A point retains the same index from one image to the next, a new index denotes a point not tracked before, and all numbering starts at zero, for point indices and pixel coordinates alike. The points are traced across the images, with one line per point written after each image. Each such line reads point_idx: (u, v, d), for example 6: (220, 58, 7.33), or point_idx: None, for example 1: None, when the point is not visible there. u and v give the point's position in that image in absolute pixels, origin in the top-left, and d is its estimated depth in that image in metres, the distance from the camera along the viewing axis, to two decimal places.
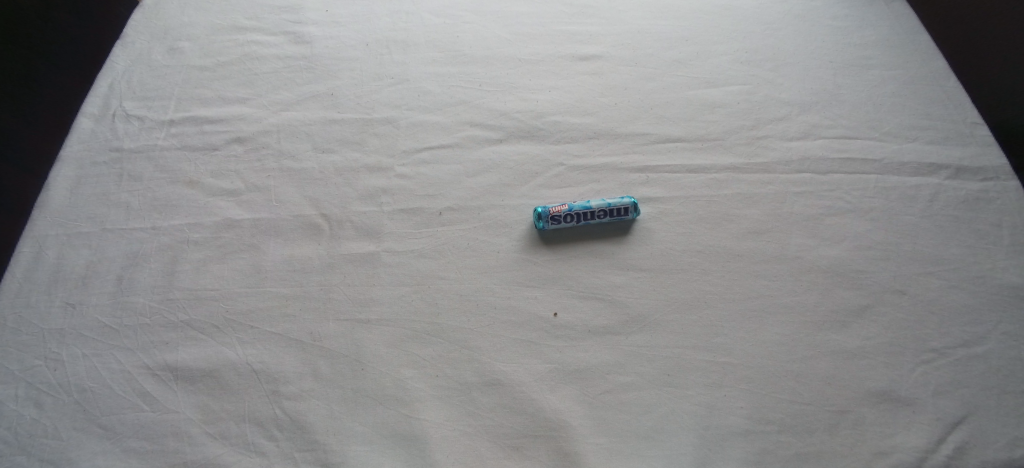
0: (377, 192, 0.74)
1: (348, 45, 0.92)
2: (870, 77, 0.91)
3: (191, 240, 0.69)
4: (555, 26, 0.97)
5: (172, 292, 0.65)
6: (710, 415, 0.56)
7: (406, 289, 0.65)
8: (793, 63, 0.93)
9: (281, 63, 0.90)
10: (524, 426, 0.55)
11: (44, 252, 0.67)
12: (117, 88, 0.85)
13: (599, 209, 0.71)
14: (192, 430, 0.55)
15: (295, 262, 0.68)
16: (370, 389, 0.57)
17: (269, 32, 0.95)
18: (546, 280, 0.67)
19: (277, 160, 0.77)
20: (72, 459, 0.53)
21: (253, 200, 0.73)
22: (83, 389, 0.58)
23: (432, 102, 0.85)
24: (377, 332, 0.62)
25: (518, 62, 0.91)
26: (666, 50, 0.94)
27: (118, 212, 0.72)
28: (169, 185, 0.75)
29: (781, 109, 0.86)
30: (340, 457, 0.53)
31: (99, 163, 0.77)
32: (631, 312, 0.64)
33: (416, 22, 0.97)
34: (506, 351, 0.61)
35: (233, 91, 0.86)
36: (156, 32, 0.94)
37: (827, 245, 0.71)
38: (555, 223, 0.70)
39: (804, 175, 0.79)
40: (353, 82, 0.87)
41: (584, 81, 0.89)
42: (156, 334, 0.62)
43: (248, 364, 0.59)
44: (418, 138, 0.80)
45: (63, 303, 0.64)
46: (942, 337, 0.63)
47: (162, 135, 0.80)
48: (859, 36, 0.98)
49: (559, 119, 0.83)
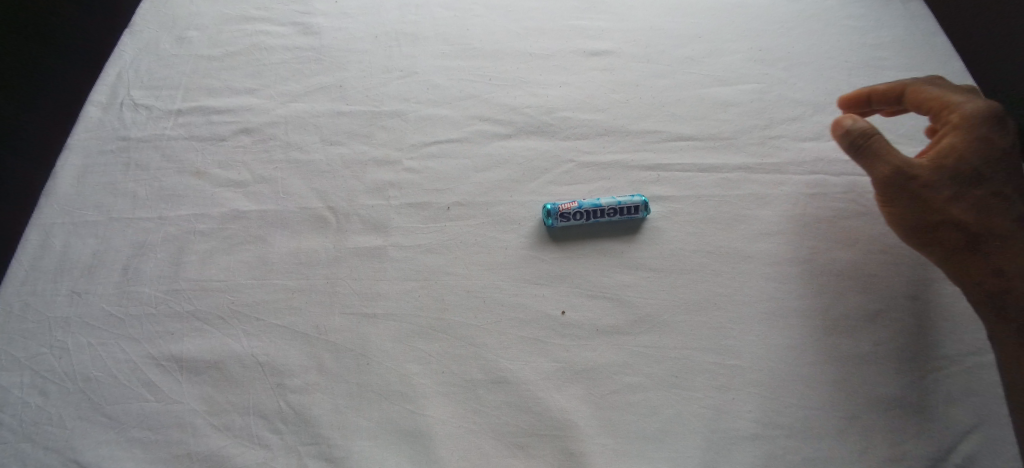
0: (385, 186, 0.73)
1: (357, 36, 0.90)
2: (885, 79, 0.90)
3: (197, 231, 0.69)
4: (566, 21, 0.95)
5: (178, 282, 0.65)
6: (716, 418, 0.57)
7: (412, 284, 0.65)
8: (808, 63, 0.91)
9: (289, 53, 0.87)
10: (530, 424, 0.56)
11: (50, 241, 0.67)
12: (125, 77, 0.83)
13: (609, 207, 0.70)
14: (197, 422, 0.56)
15: (301, 255, 0.67)
16: (376, 384, 0.58)
17: (277, 23, 0.91)
18: (554, 278, 0.66)
19: (284, 152, 0.77)
20: (78, 448, 0.54)
21: (260, 192, 0.73)
22: (87, 378, 0.58)
23: (440, 96, 0.83)
24: (382, 327, 0.61)
25: (527, 57, 0.89)
26: (679, 48, 0.92)
27: (124, 201, 0.71)
28: (176, 175, 0.74)
29: (794, 110, 0.85)
30: (343, 452, 0.54)
31: (106, 152, 0.76)
32: (640, 312, 0.63)
33: (425, 15, 0.93)
34: (513, 348, 0.60)
35: (241, 82, 0.84)
36: (165, 20, 0.90)
37: (839, 248, 0.70)
38: (563, 220, 0.69)
39: (817, 176, 0.77)
40: (361, 74, 0.85)
41: (595, 77, 0.87)
42: (161, 325, 0.62)
43: (253, 357, 0.60)
44: (426, 132, 0.80)
45: (69, 292, 0.64)
46: (956, 344, 0.62)
47: (170, 125, 0.79)
48: (878, 35, 0.96)
49: (568, 115, 0.82)
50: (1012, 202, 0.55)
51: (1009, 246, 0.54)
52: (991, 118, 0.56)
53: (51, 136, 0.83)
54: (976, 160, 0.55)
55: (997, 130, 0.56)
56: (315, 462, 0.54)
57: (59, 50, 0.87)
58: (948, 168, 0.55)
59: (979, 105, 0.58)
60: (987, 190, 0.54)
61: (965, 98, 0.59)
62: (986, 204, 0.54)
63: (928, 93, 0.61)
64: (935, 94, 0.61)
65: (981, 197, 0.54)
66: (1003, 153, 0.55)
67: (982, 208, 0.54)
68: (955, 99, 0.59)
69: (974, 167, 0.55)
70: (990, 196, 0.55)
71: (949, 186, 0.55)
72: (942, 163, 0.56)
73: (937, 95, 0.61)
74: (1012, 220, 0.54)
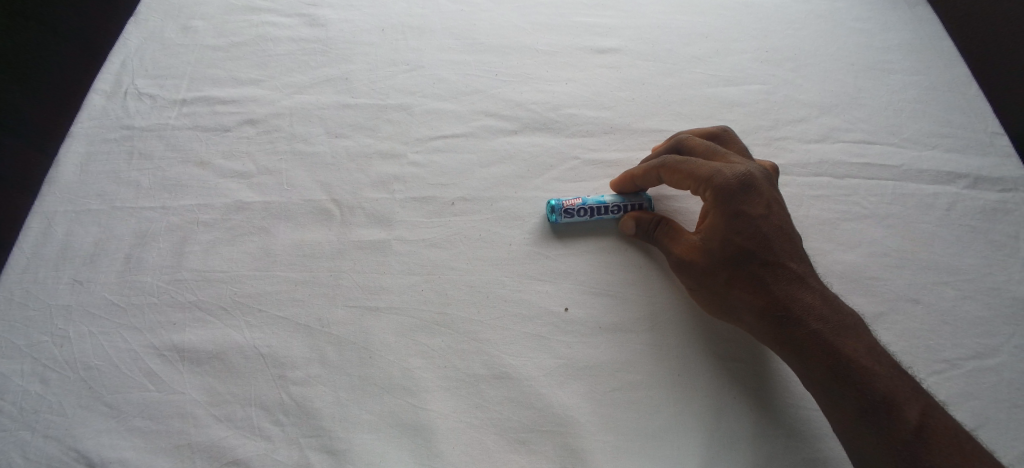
0: (389, 179, 0.73)
1: (363, 29, 0.89)
2: (892, 82, 0.89)
3: (200, 222, 0.68)
4: (574, 17, 0.94)
5: (180, 272, 0.65)
6: (717, 418, 0.57)
7: (414, 278, 0.65)
8: (815, 65, 0.91)
9: (295, 46, 0.87)
10: (531, 420, 0.56)
11: (52, 229, 0.67)
12: (129, 65, 0.82)
13: (614, 205, 0.70)
14: (197, 413, 0.56)
15: (305, 247, 0.67)
16: (378, 378, 0.58)
17: (283, 14, 0.91)
18: (558, 274, 0.66)
19: (289, 143, 0.76)
20: (78, 436, 0.54)
21: (264, 184, 0.72)
22: (88, 367, 0.58)
23: (446, 90, 0.83)
24: (385, 320, 0.61)
25: (534, 53, 0.89)
26: (686, 46, 0.92)
27: (128, 191, 0.71)
28: (180, 165, 0.73)
29: (800, 111, 0.85)
30: (345, 444, 0.54)
31: (110, 140, 0.75)
32: (643, 310, 0.64)
33: (432, 8, 0.93)
34: (516, 344, 0.60)
35: (246, 73, 0.83)
36: (170, 8, 0.89)
37: (843, 250, 0.70)
38: (567, 216, 0.69)
39: (822, 178, 0.77)
40: (366, 67, 0.85)
41: (602, 75, 0.87)
42: (162, 315, 0.62)
43: (255, 348, 0.59)
44: (432, 126, 0.79)
45: (71, 280, 0.63)
46: (954, 348, 0.63)
47: (174, 115, 0.78)
48: (885, 38, 0.95)
49: (574, 112, 0.82)
50: (762, 273, 0.57)
51: (763, 312, 0.57)
52: (732, 201, 0.59)
53: (54, 124, 0.84)
54: (716, 241, 0.59)
55: (734, 213, 0.59)
56: (316, 455, 0.54)
57: (63, 44, 0.89)
58: (711, 249, 0.59)
59: (728, 181, 0.59)
60: (744, 267, 0.57)
61: (715, 171, 0.60)
62: (742, 282, 0.58)
63: (687, 165, 0.62)
64: (689, 169, 0.62)
65: (739, 273, 0.58)
66: (741, 231, 0.58)
67: (741, 283, 0.57)
68: (713, 171, 0.61)
69: (742, 246, 0.58)
70: (738, 272, 0.58)
71: (706, 260, 0.59)
72: (702, 242, 0.60)
73: (693, 169, 0.62)
74: (758, 289, 0.57)
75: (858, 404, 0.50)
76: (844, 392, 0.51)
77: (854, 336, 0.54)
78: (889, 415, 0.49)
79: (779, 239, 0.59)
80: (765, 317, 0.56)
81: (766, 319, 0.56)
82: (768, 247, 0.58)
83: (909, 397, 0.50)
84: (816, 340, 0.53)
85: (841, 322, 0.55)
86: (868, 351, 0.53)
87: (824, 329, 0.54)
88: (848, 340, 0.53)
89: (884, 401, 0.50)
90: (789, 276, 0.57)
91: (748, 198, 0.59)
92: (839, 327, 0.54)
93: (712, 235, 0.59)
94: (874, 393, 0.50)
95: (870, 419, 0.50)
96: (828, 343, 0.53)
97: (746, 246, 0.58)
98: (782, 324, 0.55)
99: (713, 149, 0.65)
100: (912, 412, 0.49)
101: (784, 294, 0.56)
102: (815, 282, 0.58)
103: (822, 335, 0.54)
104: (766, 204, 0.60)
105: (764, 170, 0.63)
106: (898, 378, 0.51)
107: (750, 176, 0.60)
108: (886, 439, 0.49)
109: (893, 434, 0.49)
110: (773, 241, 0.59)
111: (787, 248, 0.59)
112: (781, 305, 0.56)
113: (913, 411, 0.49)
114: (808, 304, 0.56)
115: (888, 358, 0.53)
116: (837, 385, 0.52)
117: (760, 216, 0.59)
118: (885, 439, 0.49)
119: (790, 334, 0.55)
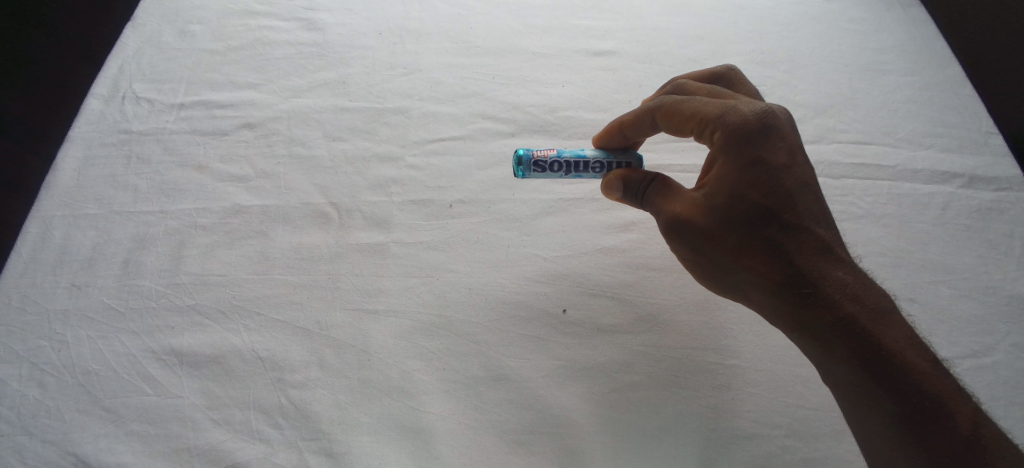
0: (387, 182, 0.74)
1: (360, 32, 0.89)
2: (886, 82, 0.90)
3: (199, 225, 0.68)
4: (569, 20, 0.95)
5: (179, 276, 0.65)
6: (716, 417, 0.57)
7: (413, 280, 0.65)
8: (810, 67, 0.92)
9: (292, 49, 0.87)
10: (529, 421, 0.56)
11: (50, 233, 0.67)
12: (127, 69, 0.82)
13: (594, 160, 0.65)
14: (196, 416, 0.56)
15: (303, 250, 0.67)
16: (378, 382, 0.58)
17: (279, 18, 0.91)
18: (555, 276, 0.66)
19: (287, 147, 0.76)
20: (77, 441, 0.54)
21: (262, 187, 0.72)
22: (86, 371, 0.58)
23: (444, 93, 0.83)
24: (383, 323, 0.61)
25: (531, 56, 0.89)
26: (681, 48, 0.92)
27: (125, 194, 0.71)
28: (178, 169, 0.73)
29: (795, 112, 0.85)
30: (345, 447, 0.54)
31: (108, 144, 0.75)
32: (642, 311, 0.64)
33: (428, 11, 0.93)
34: (513, 347, 0.60)
35: (245, 76, 0.83)
36: (167, 13, 0.89)
37: None
38: (538, 169, 0.64)
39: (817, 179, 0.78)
40: (364, 70, 0.85)
41: (598, 77, 0.88)
42: (161, 319, 0.62)
43: (254, 351, 0.59)
44: (430, 129, 0.80)
45: (68, 285, 0.63)
46: (951, 346, 0.64)
47: (172, 118, 0.78)
48: (880, 39, 0.96)
49: (572, 115, 0.83)
50: (783, 240, 0.55)
51: (780, 288, 0.55)
52: (749, 148, 0.55)
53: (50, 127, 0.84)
54: (723, 196, 0.55)
55: (751, 161, 0.55)
56: (316, 457, 0.54)
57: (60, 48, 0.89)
58: (715, 206, 0.56)
59: (742, 120, 0.55)
60: (760, 234, 0.55)
61: (726, 110, 0.56)
62: (757, 252, 0.55)
63: (686, 105, 0.58)
64: (693, 109, 0.57)
65: (751, 240, 0.55)
66: (758, 186, 0.55)
67: (755, 252, 0.55)
68: (723, 110, 0.56)
69: (758, 202, 0.55)
70: (753, 239, 0.55)
71: (707, 220, 0.55)
72: (702, 199, 0.56)
73: (696, 109, 0.57)
74: (773, 262, 0.55)
75: (903, 410, 0.49)
76: (877, 387, 0.50)
77: (889, 324, 0.52)
78: (936, 421, 0.48)
79: (804, 202, 0.56)
80: (781, 294, 0.55)
81: (782, 294, 0.55)
82: (791, 208, 0.55)
83: (958, 402, 0.48)
84: (848, 325, 0.52)
85: (875, 307, 0.53)
86: (908, 342, 0.51)
87: (859, 312, 0.53)
88: (885, 328, 0.52)
89: (933, 406, 0.48)
90: (814, 247, 0.55)
91: (768, 143, 0.55)
92: (874, 313, 0.53)
93: (718, 189, 0.56)
94: (920, 394, 0.49)
95: (915, 424, 0.48)
96: (861, 328, 0.52)
97: (767, 208, 0.55)
98: (805, 300, 0.54)
99: (716, 91, 0.62)
100: (966, 420, 0.47)
101: (813, 272, 0.54)
102: (843, 253, 0.56)
103: (857, 320, 0.52)
104: (789, 152, 0.55)
105: (785, 112, 0.59)
106: (942, 377, 0.50)
107: (769, 115, 0.56)
108: (931, 442, 0.48)
109: (937, 437, 0.48)
110: (796, 202, 0.56)
111: (813, 211, 0.56)
112: (806, 281, 0.54)
113: (966, 418, 0.48)
114: (840, 285, 0.54)
115: (928, 351, 0.51)
116: (868, 378, 0.50)
117: (782, 167, 0.55)
118: (922, 443, 0.48)
119: (814, 318, 0.53)
